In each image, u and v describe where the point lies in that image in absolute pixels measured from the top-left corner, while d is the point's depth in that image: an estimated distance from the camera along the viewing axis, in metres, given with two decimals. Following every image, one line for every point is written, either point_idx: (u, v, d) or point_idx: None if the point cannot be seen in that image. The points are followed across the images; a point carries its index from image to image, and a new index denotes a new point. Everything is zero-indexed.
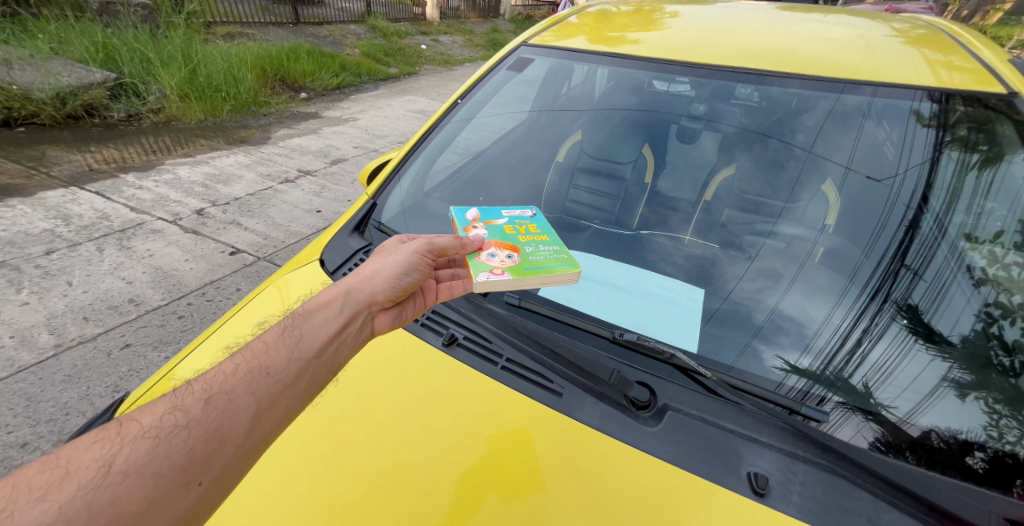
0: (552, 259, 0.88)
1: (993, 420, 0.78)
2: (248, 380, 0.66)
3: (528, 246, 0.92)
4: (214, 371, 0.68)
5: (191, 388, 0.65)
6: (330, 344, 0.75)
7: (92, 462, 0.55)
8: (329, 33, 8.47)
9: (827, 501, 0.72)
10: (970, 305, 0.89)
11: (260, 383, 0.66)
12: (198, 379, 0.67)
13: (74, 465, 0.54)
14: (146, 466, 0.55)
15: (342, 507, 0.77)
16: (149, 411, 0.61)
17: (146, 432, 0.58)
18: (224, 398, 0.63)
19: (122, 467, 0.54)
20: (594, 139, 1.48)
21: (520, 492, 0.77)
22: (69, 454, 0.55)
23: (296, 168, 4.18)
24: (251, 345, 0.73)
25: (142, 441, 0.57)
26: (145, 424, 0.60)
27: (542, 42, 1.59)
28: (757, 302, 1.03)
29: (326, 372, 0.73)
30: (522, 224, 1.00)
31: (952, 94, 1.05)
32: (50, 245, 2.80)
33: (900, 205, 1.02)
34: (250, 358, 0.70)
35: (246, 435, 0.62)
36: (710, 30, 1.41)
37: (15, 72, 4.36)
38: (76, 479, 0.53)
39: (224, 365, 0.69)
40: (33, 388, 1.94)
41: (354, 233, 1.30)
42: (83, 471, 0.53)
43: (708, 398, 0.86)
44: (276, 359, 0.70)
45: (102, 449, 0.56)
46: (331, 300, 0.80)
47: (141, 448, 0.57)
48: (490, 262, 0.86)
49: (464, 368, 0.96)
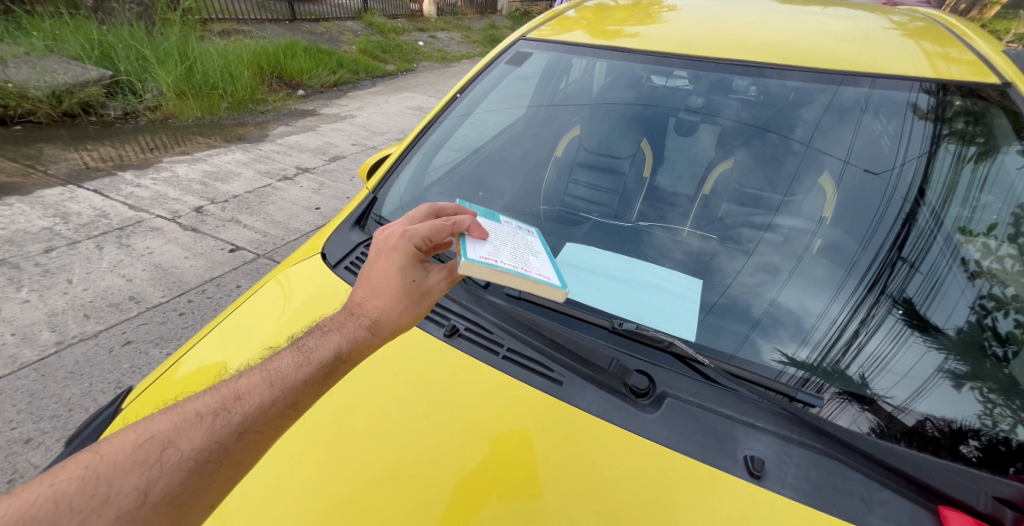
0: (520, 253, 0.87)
1: (987, 409, 0.79)
2: (281, 412, 0.62)
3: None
4: (250, 394, 0.62)
5: (227, 413, 0.60)
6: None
7: (131, 489, 0.53)
8: (326, 30, 8.43)
9: (820, 482, 0.74)
10: (964, 297, 0.90)
11: (290, 417, 0.63)
12: (232, 401, 0.61)
13: (113, 489, 0.52)
14: (178, 498, 0.54)
15: (349, 502, 0.78)
16: (186, 436, 0.57)
17: (183, 464, 0.55)
18: (256, 432, 0.60)
19: (156, 498, 0.53)
20: (593, 134, 1.49)
21: (526, 490, 0.77)
22: (109, 476, 0.53)
23: (294, 166, 4.17)
24: (290, 373, 0.64)
25: (177, 473, 0.55)
26: (183, 453, 0.56)
27: (540, 37, 1.61)
28: (753, 294, 1.04)
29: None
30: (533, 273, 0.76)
31: (948, 85, 1.07)
32: (50, 243, 2.80)
33: (898, 198, 1.03)
34: (287, 387, 0.63)
35: None
36: (707, 24, 1.42)
37: (10, 70, 4.33)
38: (114, 507, 0.51)
39: (262, 391, 0.62)
40: (36, 385, 1.95)
41: (355, 227, 1.31)
42: (122, 499, 0.52)
43: (706, 385, 0.88)
44: (308, 392, 0.64)
45: (138, 474, 0.54)
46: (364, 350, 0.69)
47: (176, 481, 0.54)
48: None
49: (467, 359, 0.98)
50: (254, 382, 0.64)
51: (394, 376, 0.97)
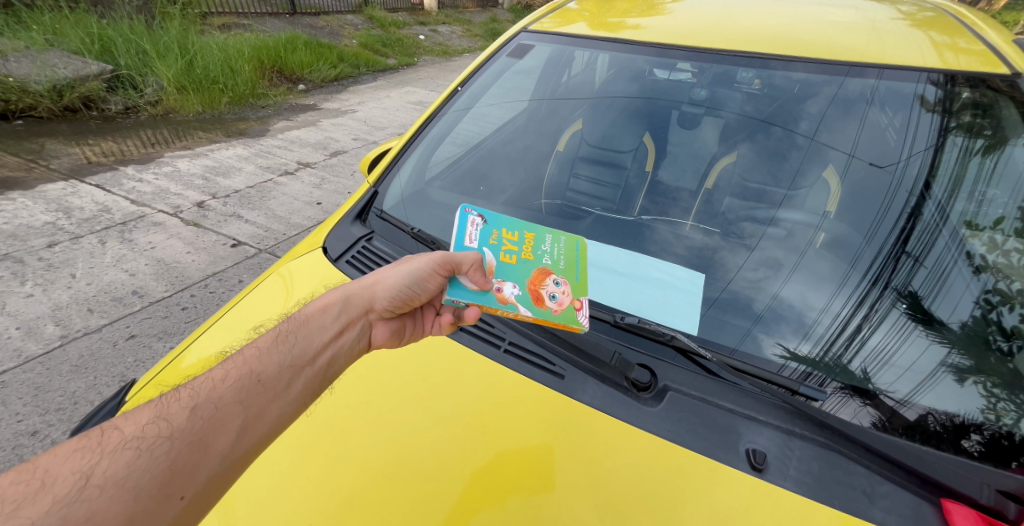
0: (565, 251, 0.88)
1: (990, 404, 0.79)
2: (237, 387, 0.69)
3: (540, 258, 0.86)
4: (203, 378, 0.71)
5: (178, 395, 0.68)
6: (322, 349, 0.77)
7: (70, 475, 0.57)
8: (326, 23, 8.38)
9: (822, 475, 0.74)
10: (969, 291, 0.89)
11: (250, 391, 0.69)
12: (185, 386, 0.70)
13: (51, 476, 0.56)
14: (124, 480, 0.57)
15: (351, 497, 0.79)
16: (132, 420, 0.63)
17: (130, 443, 0.60)
18: (210, 408, 0.66)
19: (99, 481, 0.56)
20: (595, 128, 1.46)
21: (528, 485, 0.77)
22: (48, 465, 0.57)
23: (295, 161, 4.16)
24: (244, 352, 0.75)
25: (124, 452, 0.59)
26: (127, 434, 0.62)
27: (542, 29, 1.60)
28: (756, 289, 1.03)
29: (320, 379, 0.76)
30: (496, 235, 0.87)
31: (956, 76, 1.06)
32: (53, 237, 2.81)
33: (903, 191, 1.02)
34: (241, 365, 0.72)
35: (232, 447, 0.64)
36: (711, 15, 1.41)
37: (11, 64, 4.32)
38: (52, 493, 0.55)
39: (212, 373, 0.71)
40: (41, 378, 1.97)
41: (356, 221, 1.31)
42: (60, 485, 0.55)
43: (708, 379, 0.88)
44: (267, 366, 0.72)
45: (79, 462, 0.58)
46: (331, 303, 0.83)
47: (122, 460, 0.58)
48: (561, 309, 0.80)
49: (468, 352, 0.98)
50: (211, 369, 0.74)
51: (396, 372, 0.97)
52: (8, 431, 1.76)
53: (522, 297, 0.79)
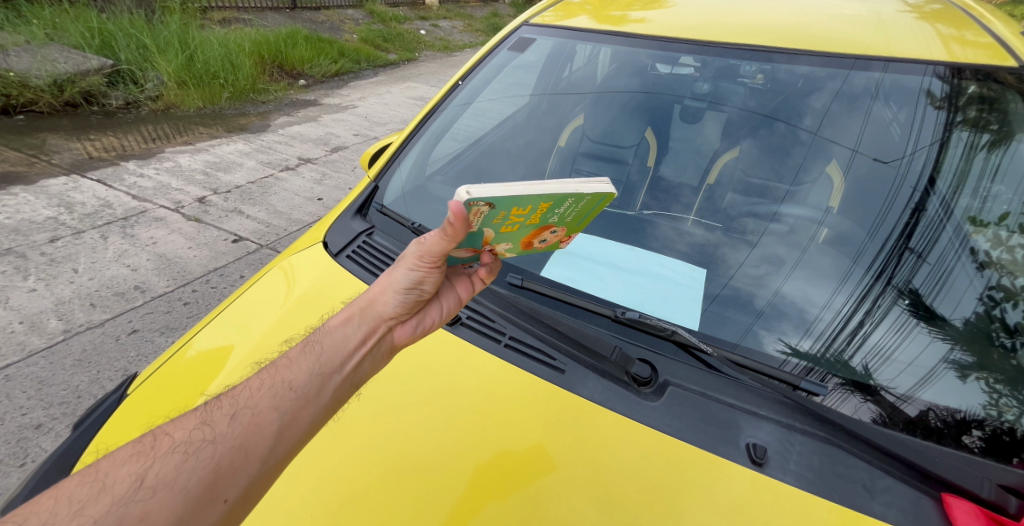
0: (582, 204, 0.66)
1: (992, 400, 0.79)
2: (272, 394, 0.65)
3: (547, 219, 0.68)
4: (241, 387, 0.68)
5: (220, 403, 0.65)
6: (351, 358, 0.72)
7: (127, 477, 0.56)
8: (326, 18, 8.35)
9: (822, 469, 0.74)
10: (973, 287, 0.88)
11: (284, 397, 0.65)
12: (227, 394, 0.67)
13: (109, 479, 0.55)
14: (174, 482, 0.55)
15: (354, 492, 0.79)
16: (180, 427, 0.62)
17: (177, 448, 0.59)
18: (249, 413, 0.63)
19: (152, 483, 0.55)
20: (597, 123, 1.44)
21: (536, 480, 0.77)
22: (108, 468, 0.57)
23: (296, 157, 4.15)
24: (278, 361, 0.72)
25: (173, 455, 0.58)
26: (176, 441, 0.60)
27: (543, 23, 1.60)
28: (758, 284, 1.02)
29: (348, 387, 0.71)
30: (502, 216, 0.63)
31: (963, 69, 1.04)
32: (55, 232, 2.81)
33: (907, 186, 1.01)
34: (275, 373, 0.69)
35: (271, 450, 0.61)
36: (714, 8, 1.40)
37: (11, 59, 4.31)
38: (111, 494, 0.54)
39: (250, 380, 0.69)
40: (44, 373, 1.97)
41: (357, 216, 1.30)
42: (118, 486, 0.54)
43: (710, 374, 0.88)
44: (299, 373, 0.68)
45: (136, 464, 0.57)
46: (349, 314, 0.76)
47: (172, 463, 0.57)
48: (547, 247, 0.78)
49: (469, 346, 0.98)
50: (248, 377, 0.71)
51: (397, 366, 0.98)
52: (12, 424, 1.77)
53: (511, 249, 0.76)
